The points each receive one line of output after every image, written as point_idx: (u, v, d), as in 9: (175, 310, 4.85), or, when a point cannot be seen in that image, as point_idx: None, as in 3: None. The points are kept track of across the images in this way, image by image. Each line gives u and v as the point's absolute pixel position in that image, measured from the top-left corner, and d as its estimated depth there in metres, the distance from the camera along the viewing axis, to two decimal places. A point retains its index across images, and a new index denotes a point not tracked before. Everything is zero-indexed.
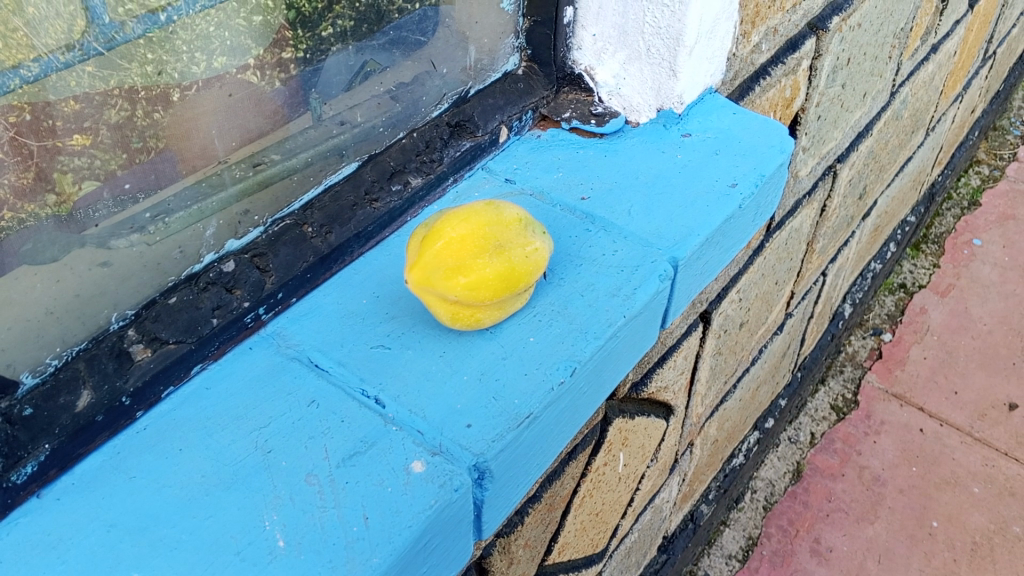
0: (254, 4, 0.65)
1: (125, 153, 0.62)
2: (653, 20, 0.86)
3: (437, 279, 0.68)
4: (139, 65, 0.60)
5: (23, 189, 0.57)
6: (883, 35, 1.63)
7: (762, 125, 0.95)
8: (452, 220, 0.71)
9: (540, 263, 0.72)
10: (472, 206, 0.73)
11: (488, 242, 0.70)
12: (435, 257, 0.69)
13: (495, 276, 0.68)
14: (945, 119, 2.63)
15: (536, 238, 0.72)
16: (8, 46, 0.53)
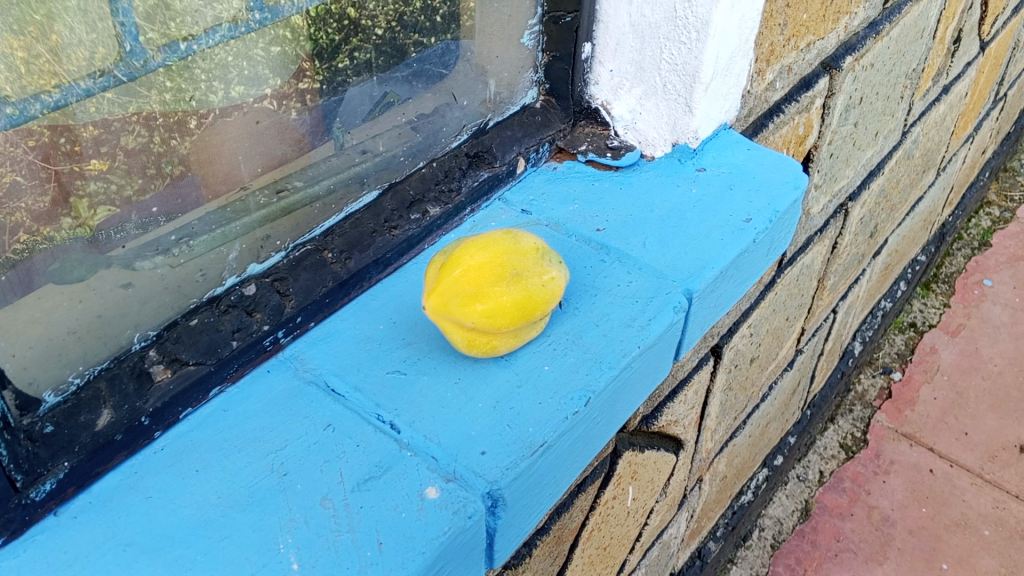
0: (273, 35, 0.67)
1: (140, 179, 0.63)
2: (669, 57, 0.87)
3: (453, 305, 0.69)
4: (160, 92, 0.61)
5: (41, 212, 0.58)
6: (896, 74, 1.65)
7: (776, 161, 0.96)
8: (470, 248, 0.72)
9: (557, 293, 0.73)
10: (491, 234, 0.74)
11: (506, 270, 0.71)
12: (452, 283, 0.70)
13: (512, 303, 0.69)
14: (956, 159, 2.65)
15: (552, 267, 0.73)
16: (30, 72, 0.54)
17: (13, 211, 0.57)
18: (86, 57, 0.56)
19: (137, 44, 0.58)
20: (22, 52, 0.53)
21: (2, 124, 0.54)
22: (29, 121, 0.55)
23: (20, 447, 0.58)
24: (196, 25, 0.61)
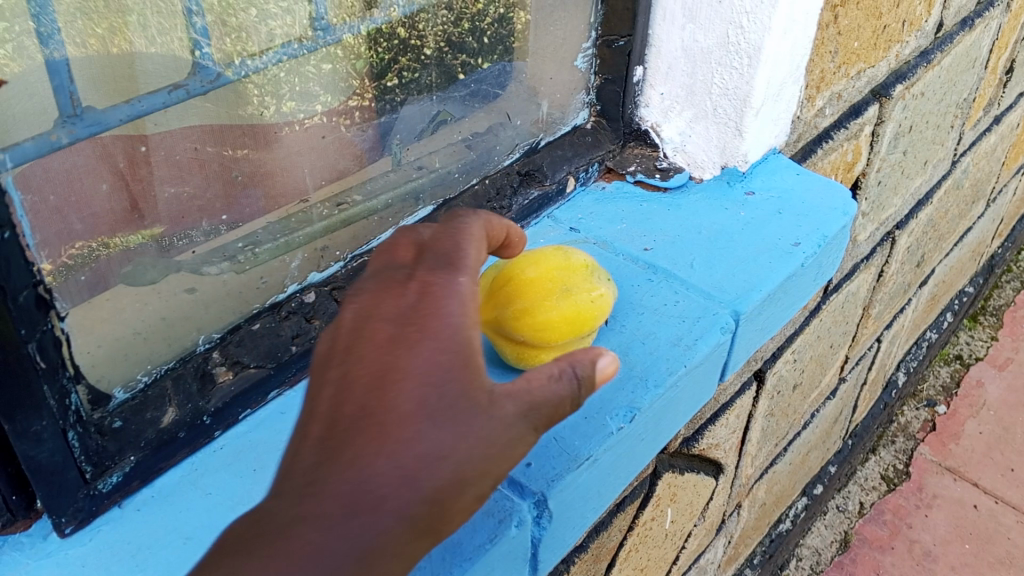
0: (325, 53, 0.70)
1: (196, 185, 0.66)
2: (721, 81, 0.88)
3: (503, 318, 0.71)
4: (217, 104, 0.64)
5: (105, 217, 0.61)
6: (947, 104, 1.65)
7: (825, 187, 0.96)
8: (522, 262, 0.73)
9: (605, 310, 0.74)
10: (542, 249, 0.75)
11: (556, 286, 0.72)
12: (503, 296, 0.71)
13: (560, 319, 0.70)
14: (1006, 191, 2.62)
15: (601, 284, 0.75)
16: (99, 82, 0.57)
17: (79, 212, 0.59)
18: (154, 70, 0.59)
19: (203, 59, 0.62)
20: (90, 63, 0.55)
21: (81, 134, 0.56)
22: (99, 129, 0.57)
23: (91, 440, 0.60)
24: (253, 43, 0.64)
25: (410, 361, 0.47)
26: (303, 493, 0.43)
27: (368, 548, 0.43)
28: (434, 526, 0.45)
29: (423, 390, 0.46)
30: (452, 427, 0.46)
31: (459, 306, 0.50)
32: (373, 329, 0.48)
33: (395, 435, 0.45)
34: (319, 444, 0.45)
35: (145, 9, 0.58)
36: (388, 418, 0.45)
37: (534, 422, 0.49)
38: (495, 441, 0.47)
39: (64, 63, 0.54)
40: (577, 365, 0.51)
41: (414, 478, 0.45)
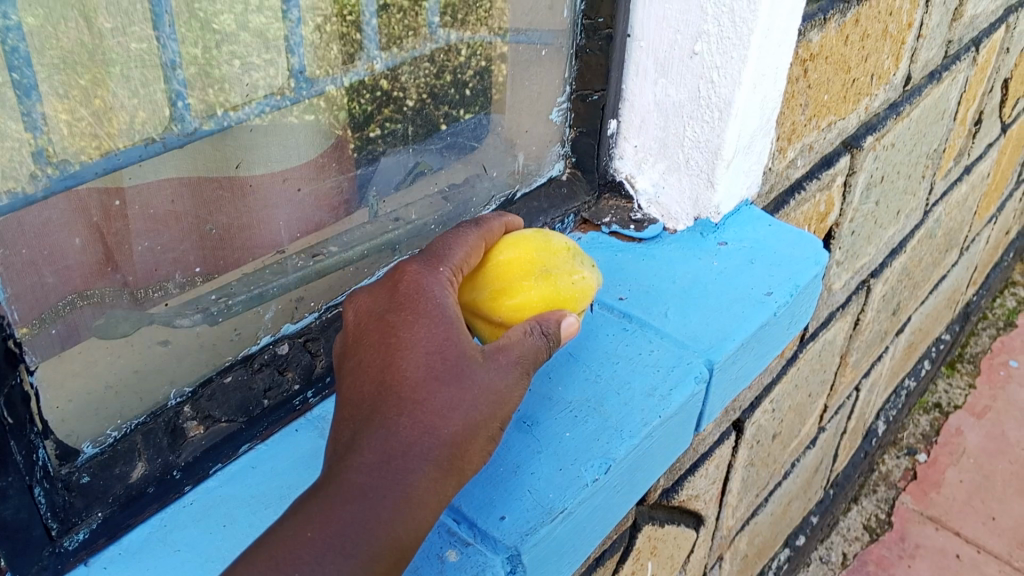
0: (309, 105, 0.69)
1: (167, 239, 0.65)
2: (692, 134, 0.89)
3: (481, 300, 0.71)
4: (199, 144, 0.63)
5: (72, 273, 0.60)
6: (917, 154, 1.68)
7: (797, 237, 0.97)
8: (501, 243, 0.73)
9: (586, 291, 0.74)
10: (522, 230, 0.75)
11: (535, 266, 0.72)
12: (481, 278, 0.71)
13: (540, 300, 0.71)
14: (979, 239, 2.67)
15: (582, 267, 0.75)
16: (73, 133, 0.56)
17: (55, 263, 0.59)
18: (134, 122, 0.58)
19: (185, 112, 0.61)
20: (68, 113, 0.55)
21: (57, 187, 0.56)
22: (75, 183, 0.57)
23: (57, 496, 0.60)
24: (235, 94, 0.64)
25: (413, 340, 0.61)
26: (350, 449, 0.58)
27: (408, 477, 0.57)
28: (461, 457, 0.60)
29: (428, 360, 0.61)
30: (454, 386, 0.60)
31: (443, 291, 0.64)
32: (379, 323, 0.63)
33: (413, 396, 0.59)
34: (359, 411, 0.60)
35: (131, 61, 0.57)
36: (403, 386, 0.60)
37: (528, 366, 0.64)
38: (496, 386, 0.62)
39: (38, 108, 0.54)
40: (546, 326, 0.65)
41: (433, 428, 0.59)
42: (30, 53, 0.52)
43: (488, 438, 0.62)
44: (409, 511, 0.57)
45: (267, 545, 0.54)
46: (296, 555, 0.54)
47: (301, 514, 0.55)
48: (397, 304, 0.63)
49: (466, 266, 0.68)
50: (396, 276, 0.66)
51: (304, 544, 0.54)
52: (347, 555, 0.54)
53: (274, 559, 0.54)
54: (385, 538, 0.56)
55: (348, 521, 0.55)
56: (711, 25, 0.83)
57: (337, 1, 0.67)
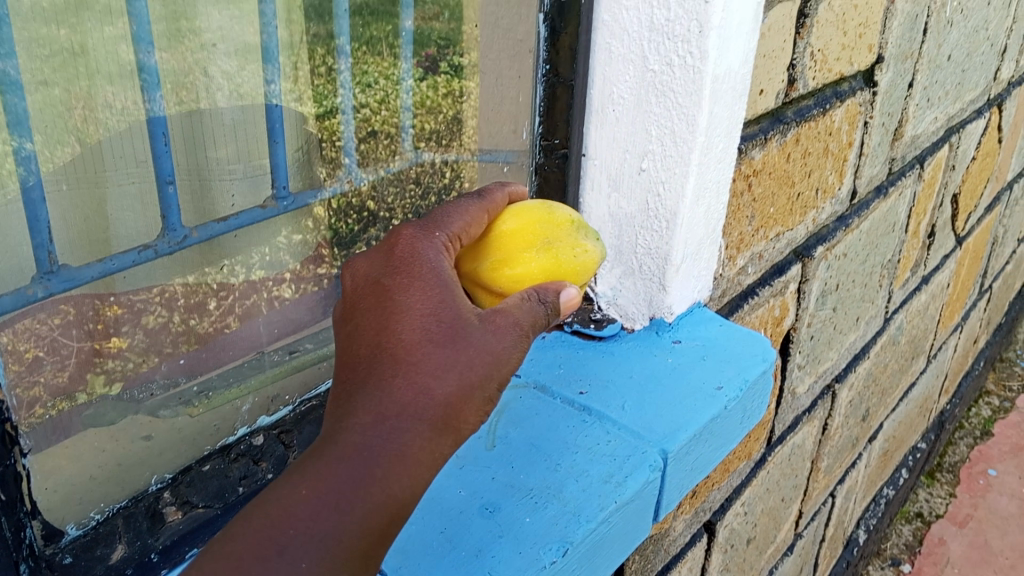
0: (296, 226, 0.85)
1: (155, 356, 0.76)
2: (643, 242, 0.97)
3: (482, 269, 0.79)
4: (186, 254, 0.76)
5: (57, 387, 0.70)
6: (872, 263, 1.77)
7: (746, 336, 1.04)
8: (506, 214, 0.80)
9: (586, 263, 0.82)
10: (528, 201, 0.82)
11: (536, 238, 0.80)
12: (485, 248, 0.79)
13: (538, 271, 0.79)
14: (947, 347, 2.75)
15: (584, 240, 0.82)
16: (74, 243, 0.69)
17: (57, 359, 0.70)
18: (127, 233, 0.72)
19: (177, 224, 0.75)
20: (72, 226, 0.68)
21: (57, 288, 0.68)
22: (72, 284, 0.69)
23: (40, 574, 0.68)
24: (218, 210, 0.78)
25: (407, 303, 0.65)
26: (345, 410, 0.61)
27: (401, 435, 0.60)
28: (456, 415, 0.62)
29: (421, 323, 0.64)
30: (446, 347, 0.63)
31: (436, 255, 0.68)
32: (373, 289, 0.66)
33: (407, 356, 0.62)
34: (355, 373, 0.63)
35: (126, 181, 0.71)
36: (397, 348, 0.63)
37: (522, 329, 0.67)
38: (491, 347, 0.65)
39: (45, 223, 0.66)
40: (544, 295, 0.71)
41: (425, 387, 0.62)
42: (42, 178, 0.66)
43: (485, 400, 0.64)
44: (403, 465, 0.60)
45: (265, 504, 0.58)
46: (291, 512, 0.57)
47: (299, 471, 0.58)
48: (393, 269, 0.67)
49: (465, 235, 0.73)
50: (392, 241, 0.69)
51: (299, 501, 0.57)
52: (341, 512, 0.58)
53: (270, 516, 0.57)
54: (379, 495, 0.59)
55: (342, 478, 0.58)
56: (656, 145, 0.91)
57: (322, 128, 0.84)
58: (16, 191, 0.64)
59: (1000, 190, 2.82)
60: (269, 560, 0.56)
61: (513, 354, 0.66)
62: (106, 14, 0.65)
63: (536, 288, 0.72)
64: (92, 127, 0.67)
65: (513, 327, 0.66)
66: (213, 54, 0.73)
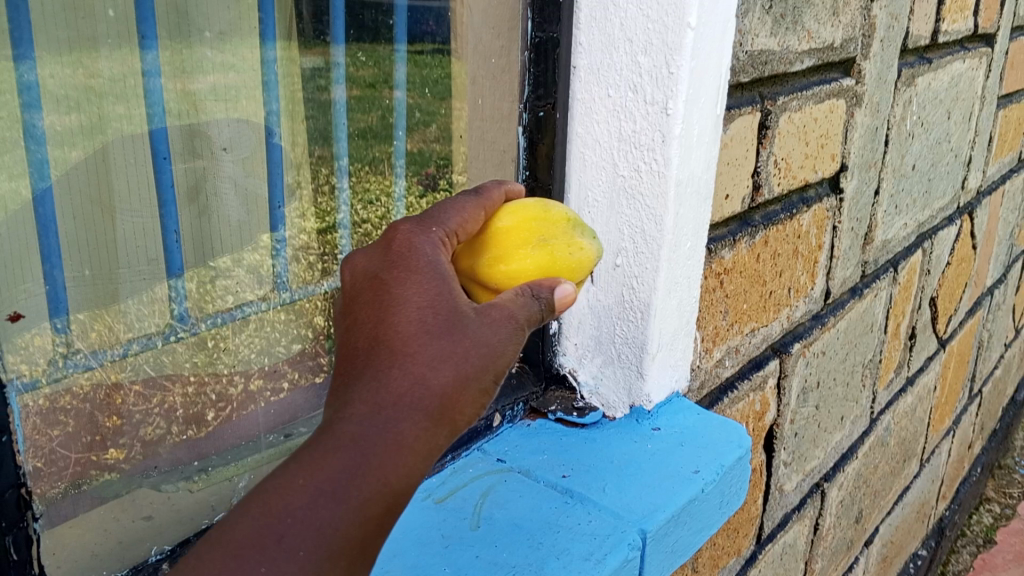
0: (295, 335, 0.92)
1: (166, 437, 0.82)
2: (621, 332, 1.04)
3: (478, 267, 0.76)
4: (189, 355, 0.83)
5: (70, 471, 0.75)
6: (852, 362, 1.83)
7: (722, 424, 1.09)
8: (500, 212, 0.78)
9: (582, 261, 0.79)
10: (523, 199, 0.80)
11: (532, 235, 0.77)
12: (479, 244, 0.76)
13: (535, 266, 0.76)
14: (940, 451, 2.77)
15: (581, 238, 0.80)
16: (92, 330, 0.76)
17: (72, 439, 0.75)
18: (140, 321, 0.79)
19: (186, 313, 0.83)
20: (92, 315, 0.76)
21: (76, 369, 0.75)
22: (91, 367, 0.76)
23: None
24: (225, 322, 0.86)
25: (404, 295, 0.63)
26: (343, 399, 0.58)
27: (400, 424, 0.57)
28: (451, 407, 0.60)
29: (418, 314, 0.62)
30: (445, 338, 0.61)
31: (434, 249, 0.67)
32: (371, 283, 0.65)
33: (404, 346, 0.60)
34: (352, 364, 0.61)
35: (143, 276, 0.78)
36: (394, 338, 0.60)
37: (517, 322, 0.66)
38: (488, 340, 0.63)
39: (65, 308, 0.74)
40: (540, 290, 0.69)
41: (423, 377, 0.59)
42: (64, 268, 0.73)
43: (479, 393, 0.63)
44: (401, 456, 0.57)
45: (260, 493, 0.54)
46: (289, 501, 0.53)
47: (293, 462, 0.55)
48: (390, 262, 0.65)
49: (462, 232, 0.72)
50: (390, 236, 0.68)
51: (297, 490, 0.54)
52: (340, 501, 0.54)
53: (267, 505, 0.53)
54: (379, 485, 0.56)
55: (339, 466, 0.55)
56: (628, 242, 1.00)
57: (324, 242, 0.93)
58: (40, 280, 0.71)
59: (980, 295, 2.90)
60: (268, 550, 0.53)
61: (508, 347, 0.64)
62: (127, 121, 0.74)
63: (530, 284, 0.70)
64: (111, 221, 0.75)
65: (508, 320, 0.65)
66: (222, 161, 0.81)
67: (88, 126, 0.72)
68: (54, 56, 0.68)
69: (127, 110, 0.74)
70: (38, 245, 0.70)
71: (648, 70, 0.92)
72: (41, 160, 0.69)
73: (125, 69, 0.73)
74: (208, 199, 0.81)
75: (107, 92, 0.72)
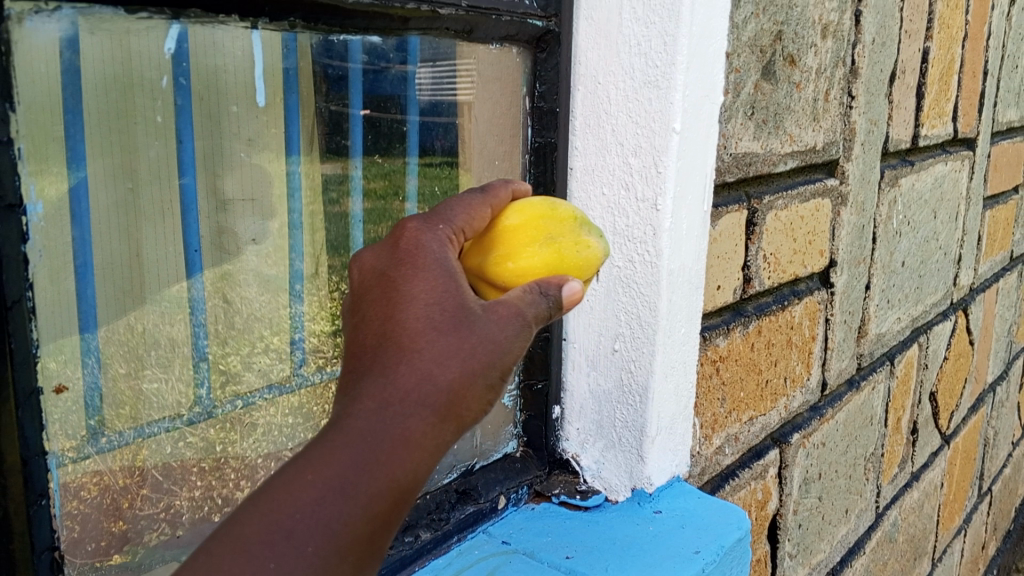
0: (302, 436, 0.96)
1: (184, 515, 0.85)
2: (621, 416, 1.09)
3: (486, 265, 0.76)
4: (196, 461, 0.86)
5: (95, 549, 0.78)
6: (854, 454, 1.85)
7: (722, 506, 1.11)
8: (508, 211, 0.79)
9: (590, 259, 0.79)
10: (530, 199, 0.81)
11: (540, 233, 0.78)
12: (487, 244, 0.77)
13: (542, 264, 0.76)
14: (952, 551, 2.75)
15: (588, 235, 0.80)
16: (119, 411, 0.78)
17: (97, 519, 0.77)
18: (163, 403, 0.82)
19: (208, 395, 0.86)
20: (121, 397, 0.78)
21: (102, 448, 0.77)
22: (115, 445, 0.78)
23: None
24: (235, 429, 0.89)
25: (412, 292, 0.64)
26: (351, 397, 0.59)
27: (406, 420, 0.58)
28: (459, 403, 0.61)
29: (426, 310, 0.63)
30: (452, 334, 0.62)
31: (439, 248, 0.68)
32: (380, 281, 0.66)
33: (412, 342, 0.61)
34: (360, 361, 0.61)
35: (169, 360, 0.82)
36: (402, 334, 0.61)
37: (524, 319, 0.67)
38: (494, 337, 0.64)
39: (98, 396, 0.76)
40: (547, 290, 0.71)
41: (430, 373, 0.60)
42: (99, 352, 0.76)
43: (487, 389, 0.63)
44: (407, 451, 0.57)
45: (268, 489, 0.54)
46: (297, 496, 0.53)
47: (301, 459, 0.55)
48: (397, 260, 0.67)
49: (468, 229, 0.74)
50: (397, 234, 0.69)
51: (305, 486, 0.54)
52: (348, 497, 0.55)
53: (275, 500, 0.53)
54: (385, 481, 0.56)
55: (347, 461, 0.55)
56: (625, 328, 1.06)
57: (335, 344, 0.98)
58: (76, 367, 0.74)
59: (982, 392, 2.92)
60: (277, 544, 0.52)
61: (515, 344, 0.65)
62: (159, 217, 0.78)
63: (538, 283, 0.72)
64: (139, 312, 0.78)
65: (515, 317, 0.66)
66: (245, 256, 0.86)
67: (125, 221, 0.75)
68: (102, 155, 0.72)
69: (162, 207, 0.78)
70: (76, 327, 0.73)
71: (638, 170, 1.01)
72: (85, 251, 0.72)
73: (163, 170, 0.77)
74: (231, 300, 0.85)
75: (145, 191, 0.76)
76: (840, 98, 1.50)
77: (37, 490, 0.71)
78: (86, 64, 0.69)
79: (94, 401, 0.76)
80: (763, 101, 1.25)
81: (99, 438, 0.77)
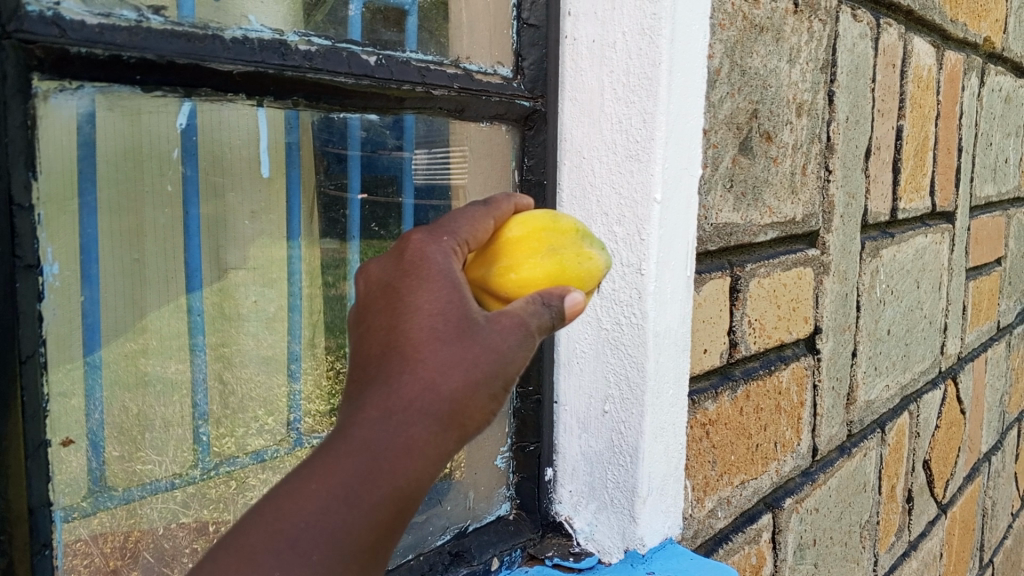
0: None
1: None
2: (613, 476, 1.12)
3: (489, 276, 0.79)
4: (189, 541, 0.88)
5: None
6: (848, 521, 1.86)
7: (714, 567, 1.11)
8: (511, 223, 0.82)
9: (591, 271, 0.83)
10: (533, 212, 0.84)
11: (541, 245, 0.81)
12: (491, 255, 0.80)
13: (544, 275, 0.80)
14: None
15: (589, 248, 0.84)
16: (122, 468, 0.81)
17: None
18: (165, 463, 0.85)
19: (208, 455, 0.89)
20: (124, 454, 0.81)
21: (104, 504, 0.79)
22: (118, 501, 0.80)
23: None
24: (228, 510, 0.91)
25: (416, 304, 0.67)
26: (356, 406, 0.62)
27: (409, 428, 0.61)
28: (461, 410, 0.64)
29: (430, 321, 0.66)
30: (454, 344, 0.65)
31: (444, 259, 0.71)
32: (386, 292, 0.69)
33: (416, 353, 0.64)
34: (366, 372, 0.65)
35: (169, 423, 0.85)
36: (406, 345, 0.64)
37: (526, 329, 0.70)
38: (497, 346, 0.67)
39: (101, 453, 0.78)
40: (549, 300, 0.74)
41: (433, 382, 0.63)
42: (104, 410, 0.79)
43: (490, 397, 0.66)
44: (409, 458, 0.61)
45: (275, 498, 0.58)
46: (302, 505, 0.57)
47: (307, 469, 0.59)
48: (403, 272, 0.70)
49: (473, 240, 0.77)
50: (403, 247, 0.72)
51: (310, 495, 0.57)
52: (352, 504, 0.58)
53: (282, 510, 0.57)
54: (388, 488, 0.59)
55: (350, 471, 0.58)
56: (614, 389, 1.10)
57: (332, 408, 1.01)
58: (82, 426, 0.76)
59: (977, 461, 2.94)
60: (283, 553, 0.55)
61: (517, 353, 0.68)
62: (164, 284, 0.82)
63: (541, 294, 0.75)
64: (143, 391, 0.82)
65: (517, 327, 0.69)
66: (245, 320, 0.90)
67: (132, 286, 0.79)
68: (112, 219, 0.76)
69: (167, 274, 0.82)
70: (84, 387, 0.76)
71: (623, 238, 1.07)
72: (95, 311, 0.76)
73: (169, 236, 0.82)
74: (229, 374, 0.90)
75: (150, 258, 0.81)
76: (817, 172, 1.57)
77: (41, 540, 0.73)
78: (101, 137, 0.74)
79: (98, 470, 0.78)
80: (741, 174, 1.32)
81: (103, 503, 0.79)
